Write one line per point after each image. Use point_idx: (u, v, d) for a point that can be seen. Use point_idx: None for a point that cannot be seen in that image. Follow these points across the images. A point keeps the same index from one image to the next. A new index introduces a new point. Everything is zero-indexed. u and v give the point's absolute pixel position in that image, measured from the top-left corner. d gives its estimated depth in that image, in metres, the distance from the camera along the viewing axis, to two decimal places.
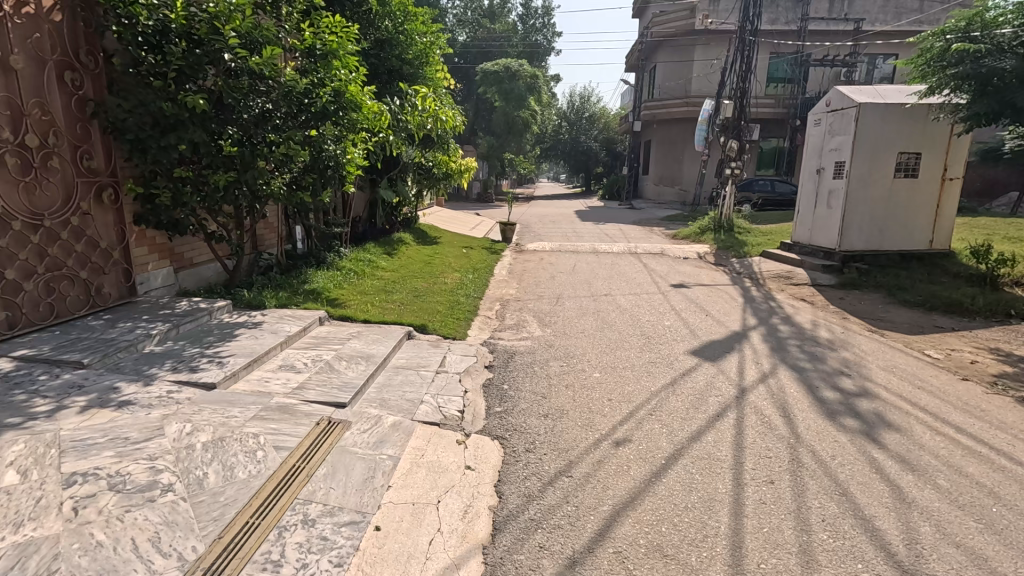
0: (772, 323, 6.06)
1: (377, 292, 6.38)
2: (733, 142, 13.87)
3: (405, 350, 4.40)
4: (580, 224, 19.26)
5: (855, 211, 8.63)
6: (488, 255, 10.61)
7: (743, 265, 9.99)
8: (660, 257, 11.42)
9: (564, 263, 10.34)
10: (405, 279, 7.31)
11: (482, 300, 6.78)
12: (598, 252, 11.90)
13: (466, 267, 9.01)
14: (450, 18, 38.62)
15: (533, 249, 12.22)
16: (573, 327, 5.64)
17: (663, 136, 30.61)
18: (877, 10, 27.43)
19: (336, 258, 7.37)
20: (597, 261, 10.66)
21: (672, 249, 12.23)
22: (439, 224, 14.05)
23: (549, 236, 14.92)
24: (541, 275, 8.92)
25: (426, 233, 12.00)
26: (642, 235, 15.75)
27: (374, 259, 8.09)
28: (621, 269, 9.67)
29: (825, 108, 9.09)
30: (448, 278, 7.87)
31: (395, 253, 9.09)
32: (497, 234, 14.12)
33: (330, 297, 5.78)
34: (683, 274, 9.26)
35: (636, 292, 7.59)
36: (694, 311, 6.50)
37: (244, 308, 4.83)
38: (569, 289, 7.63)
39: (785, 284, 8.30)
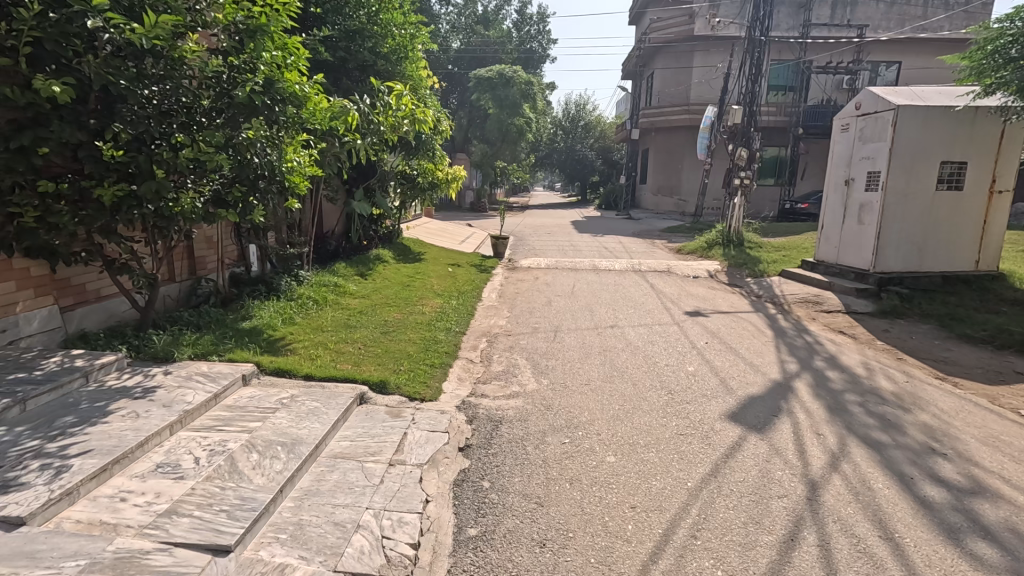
0: (817, 368, 4.98)
1: (336, 329, 5.25)
2: (742, 150, 12.92)
3: (352, 425, 3.27)
4: (578, 236, 18.21)
5: (892, 227, 7.60)
6: (478, 275, 9.50)
7: (762, 286, 8.93)
8: (667, 276, 10.36)
9: (562, 283, 9.24)
10: (375, 309, 6.19)
11: (464, 335, 5.66)
12: (599, 270, 10.82)
13: (451, 291, 7.88)
14: (444, 24, 37.79)
15: (528, 266, 11.13)
16: (577, 376, 4.53)
17: (662, 144, 29.76)
18: (880, 17, 26.71)
19: (293, 283, 6.26)
20: (598, 281, 9.58)
21: (678, 267, 11.17)
22: (426, 237, 12.95)
23: (544, 250, 13.85)
24: (536, 300, 7.82)
25: (409, 249, 10.90)
26: (644, 249, 14.71)
27: (342, 283, 6.95)
28: (626, 291, 8.61)
29: (855, 112, 8.11)
30: (428, 306, 6.74)
31: (371, 275, 7.97)
32: (488, 248, 13.04)
33: (273, 339, 4.63)
34: (695, 298, 8.19)
35: (646, 322, 6.51)
36: (719, 351, 5.41)
37: (147, 361, 3.70)
38: (569, 319, 6.52)
39: (816, 312, 7.25)
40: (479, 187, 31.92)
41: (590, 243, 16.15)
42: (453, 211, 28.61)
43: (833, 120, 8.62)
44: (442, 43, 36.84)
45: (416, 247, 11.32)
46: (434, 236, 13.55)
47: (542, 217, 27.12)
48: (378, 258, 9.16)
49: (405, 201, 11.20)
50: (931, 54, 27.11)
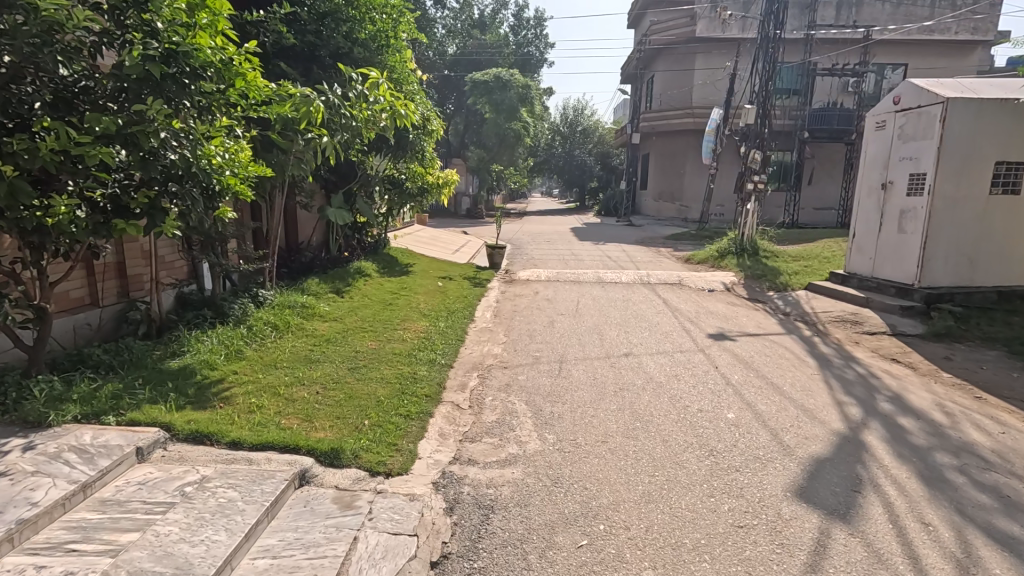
0: (885, 412, 4.05)
1: (294, 365, 4.30)
2: (756, 152, 12.08)
3: (281, 527, 2.31)
4: (578, 244, 17.32)
5: (940, 236, 6.71)
6: (469, 289, 8.58)
7: (788, 302, 8.01)
8: (679, 290, 9.45)
9: (564, 299, 8.32)
10: (346, 336, 5.25)
11: (451, 370, 4.73)
12: (604, 283, 9.91)
13: (438, 309, 6.96)
14: (439, 28, 37.09)
15: (526, 278, 10.21)
16: (589, 430, 3.59)
17: (663, 148, 29.08)
18: (887, 18, 26.02)
19: (249, 306, 5.29)
20: (605, 296, 8.66)
21: (690, 278, 10.26)
22: (416, 247, 12.02)
23: (543, 260, 12.94)
24: (536, 319, 6.89)
25: (397, 260, 9.97)
26: (650, 258, 13.81)
27: (311, 303, 6.00)
28: (637, 307, 7.69)
29: (892, 107, 7.24)
30: (409, 329, 5.81)
31: (348, 292, 7.02)
32: (484, 259, 12.12)
33: (206, 384, 3.67)
34: (716, 316, 7.27)
35: (665, 349, 5.58)
36: (758, 388, 4.47)
37: (10, 429, 2.71)
38: (575, 346, 5.58)
39: (857, 334, 6.33)
40: (476, 193, 31.11)
41: (592, 251, 15.26)
42: (449, 218, 27.73)
43: (865, 117, 7.76)
44: (438, 47, 36.11)
45: (404, 258, 10.37)
46: (426, 245, 12.63)
47: (541, 224, 26.25)
48: (360, 270, 8.21)
49: (392, 207, 10.25)
50: (938, 56, 26.48)
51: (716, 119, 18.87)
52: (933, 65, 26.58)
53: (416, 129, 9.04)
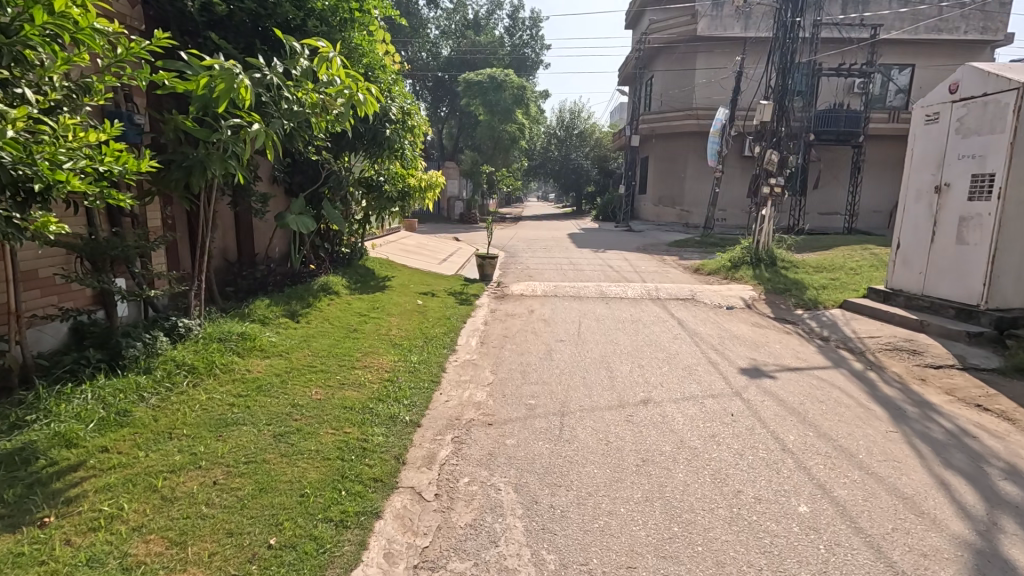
0: (1013, 500, 2.93)
1: (200, 431, 3.15)
2: (773, 153, 11.01)
3: None
4: (576, 252, 16.22)
5: (1011, 248, 5.64)
6: (454, 308, 7.43)
7: (823, 324, 6.91)
8: (693, 306, 8.33)
9: (563, 319, 7.20)
10: (287, 381, 4.09)
11: (416, 431, 3.58)
12: (608, 298, 8.80)
13: (412, 335, 5.79)
14: (433, 28, 36.01)
15: (519, 292, 9.08)
16: (608, 544, 2.46)
17: (663, 151, 28.14)
18: (894, 18, 25.19)
19: (162, 341, 4.12)
20: (610, 315, 7.54)
21: (703, 293, 9.15)
22: (399, 256, 10.90)
23: (539, 271, 11.84)
24: (531, 347, 5.77)
25: (374, 273, 8.84)
26: (655, 268, 12.72)
27: (253, 332, 4.83)
28: (649, 331, 6.56)
29: (948, 96, 6.19)
30: (371, 366, 4.65)
31: (306, 315, 5.86)
32: (473, 269, 11.00)
33: (48, 476, 2.54)
34: (744, 342, 6.16)
35: (691, 393, 4.45)
36: (826, 457, 3.36)
37: None
38: (579, 389, 4.45)
39: (919, 368, 5.23)
40: (469, 197, 29.98)
41: (591, 260, 14.15)
42: (441, 223, 26.60)
43: (912, 108, 6.72)
44: (431, 48, 35.13)
45: (382, 270, 9.25)
46: (409, 253, 11.48)
47: (537, 230, 25.16)
48: (326, 286, 7.07)
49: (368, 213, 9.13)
50: (946, 56, 25.64)
51: (722, 120, 17.89)
52: (941, 65, 25.72)
53: (393, 125, 7.93)
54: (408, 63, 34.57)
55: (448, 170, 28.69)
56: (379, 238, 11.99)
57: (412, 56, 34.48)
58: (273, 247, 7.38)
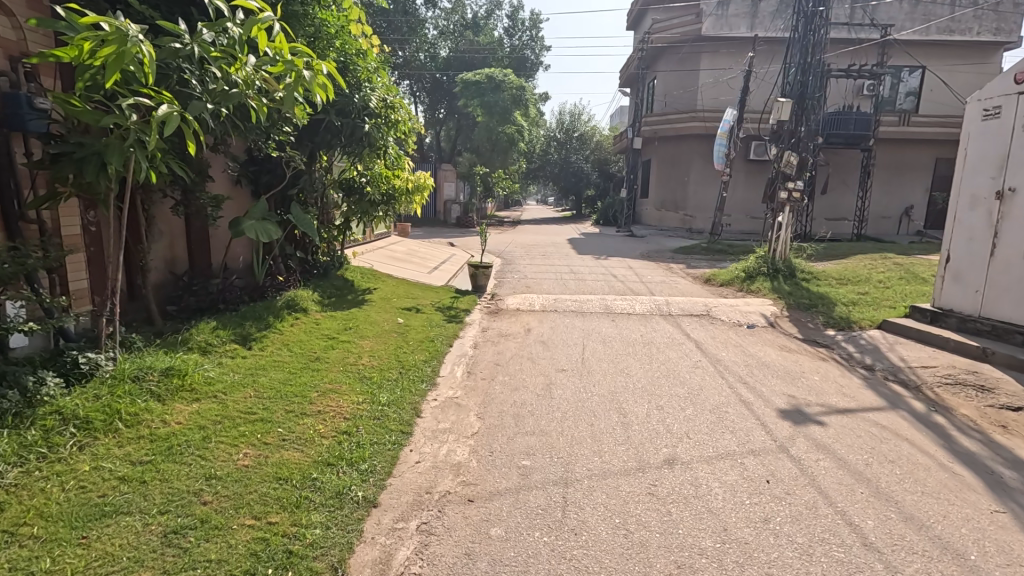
0: None
1: (57, 531, 2.25)
2: (792, 155, 10.12)
3: None
4: (577, 259, 15.34)
5: None
6: (439, 326, 6.54)
7: (862, 349, 6.02)
8: (710, 324, 7.44)
9: (563, 340, 6.30)
10: (210, 437, 3.18)
11: (369, 517, 2.66)
12: (613, 313, 7.91)
13: (385, 365, 4.87)
14: (430, 28, 35.23)
15: (516, 307, 8.19)
16: None
17: (666, 154, 27.38)
18: (904, 18, 24.44)
19: (51, 384, 3.19)
20: (617, 335, 6.65)
21: (719, 308, 8.26)
22: (385, 265, 10.02)
23: (538, 281, 10.94)
24: (527, 378, 4.89)
25: (354, 285, 7.95)
26: (662, 278, 11.83)
27: (183, 367, 3.91)
28: (664, 357, 5.67)
29: (1011, 87, 5.35)
30: (326, 411, 3.73)
31: (260, 342, 4.95)
32: (465, 280, 10.11)
33: None
34: (776, 372, 5.26)
35: (726, 450, 3.55)
36: (928, 560, 2.46)
37: None
38: (585, 444, 3.56)
39: (993, 410, 4.35)
40: (466, 200, 29.10)
41: (593, 268, 13.27)
42: (436, 227, 25.69)
43: (966, 103, 5.89)
44: (429, 49, 34.40)
45: (363, 280, 8.35)
46: (396, 261, 10.59)
47: (535, 234, 24.28)
48: (292, 301, 6.17)
49: (348, 216, 8.24)
50: (957, 58, 24.89)
51: (730, 121, 17.11)
52: (952, 67, 24.96)
53: (373, 119, 7.11)
54: (405, 64, 33.80)
55: (444, 172, 27.82)
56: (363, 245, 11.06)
57: (408, 57, 33.69)
58: (235, 257, 6.46)
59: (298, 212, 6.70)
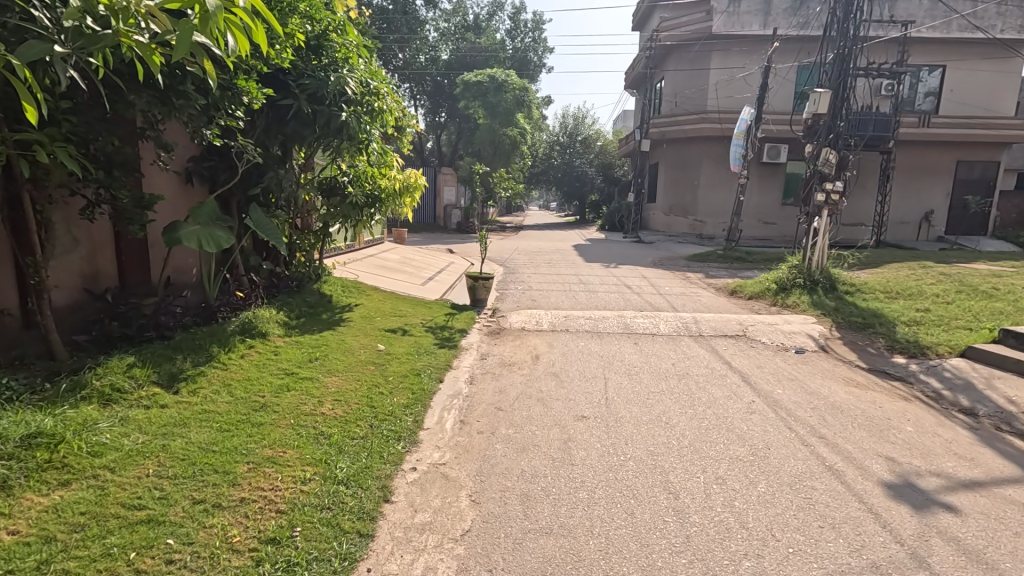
0: None
1: None
2: (831, 152, 9.01)
3: None
4: (584, 267, 14.22)
5: None
6: (426, 353, 5.41)
7: (949, 384, 4.87)
8: (750, 348, 6.28)
9: (578, 371, 5.17)
10: (50, 563, 2.05)
11: None
12: (634, 334, 6.77)
13: (352, 415, 3.72)
14: (430, 30, 34.26)
15: (521, 326, 7.07)
16: None
17: (674, 157, 26.39)
18: (924, 15, 23.38)
19: None
20: (644, 364, 5.52)
21: (756, 328, 7.10)
22: (374, 275, 8.93)
23: (544, 293, 9.81)
24: (537, 431, 3.75)
25: (333, 300, 6.85)
26: (681, 290, 10.69)
27: (56, 432, 2.79)
28: (708, 396, 4.52)
29: None
30: (251, 500, 2.59)
31: (190, 384, 3.81)
32: (463, 293, 8.99)
33: None
34: (855, 419, 4.12)
35: (837, 563, 2.40)
36: None
37: None
38: (629, 554, 2.43)
39: None
40: (467, 205, 28.04)
41: (603, 278, 12.12)
42: (435, 234, 24.57)
43: None
44: (429, 50, 33.43)
45: (343, 295, 7.22)
46: (384, 271, 9.47)
47: (539, 240, 23.17)
48: (247, 323, 5.07)
49: (325, 221, 7.14)
50: (980, 57, 23.81)
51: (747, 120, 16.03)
52: (974, 67, 23.88)
53: (351, 105, 6.08)
54: (404, 65, 32.82)
55: (445, 177, 26.77)
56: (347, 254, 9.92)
57: (408, 58, 32.72)
58: (183, 268, 5.37)
59: (257, 214, 5.60)
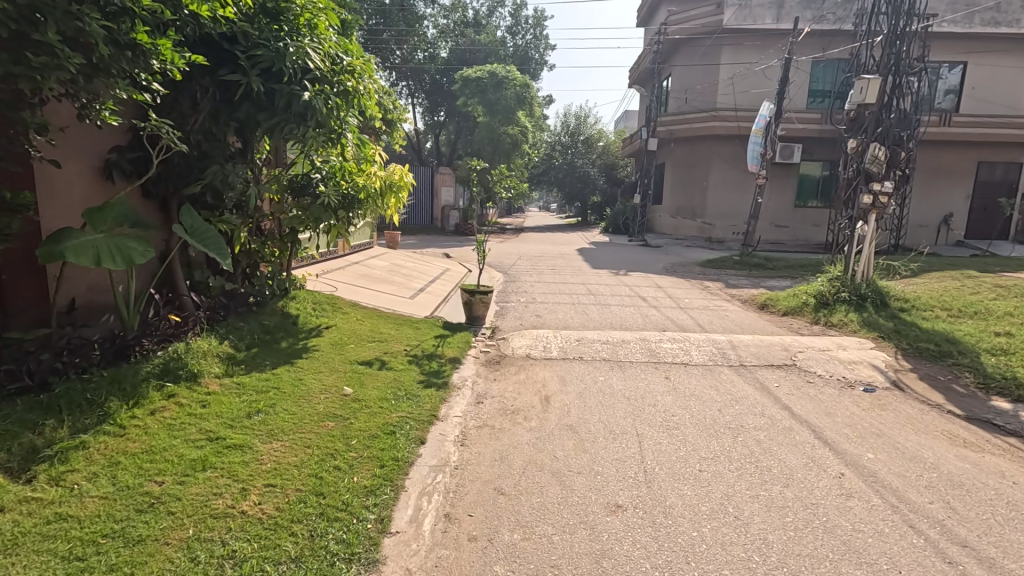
0: None
1: None
2: (881, 148, 7.88)
3: None
4: (592, 275, 13.10)
5: None
6: (406, 398, 4.22)
7: None
8: (806, 383, 5.14)
9: (601, 422, 4.02)
10: None
11: None
12: (662, 363, 5.64)
13: (285, 517, 2.55)
14: (429, 26, 33.13)
15: (526, 351, 5.93)
16: None
17: (682, 157, 25.32)
18: (946, 9, 22.25)
19: None
20: (683, 409, 4.38)
21: (806, 354, 5.96)
22: (356, 287, 7.81)
23: (550, 307, 8.69)
24: (554, 536, 2.61)
25: (301, 322, 5.70)
26: (704, 303, 9.57)
27: None
28: (778, 466, 3.39)
29: None
30: None
31: (55, 467, 2.64)
32: (458, 308, 7.86)
33: None
34: (990, 506, 2.99)
35: None
36: None
37: None
38: None
39: None
40: (466, 207, 26.92)
41: (614, 287, 11.00)
42: (432, 236, 23.44)
43: None
44: (428, 48, 32.36)
45: (313, 314, 6.07)
46: (367, 283, 8.31)
47: (542, 244, 22.06)
48: (172, 361, 3.92)
49: (290, 226, 5.97)
50: (1004, 53, 22.71)
51: (766, 116, 14.93)
52: (998, 63, 22.74)
53: (317, 85, 4.94)
54: (401, 62, 31.71)
55: (443, 177, 25.65)
56: (324, 262, 8.78)
57: (406, 56, 31.62)
58: (98, 289, 4.25)
59: (189, 218, 4.42)
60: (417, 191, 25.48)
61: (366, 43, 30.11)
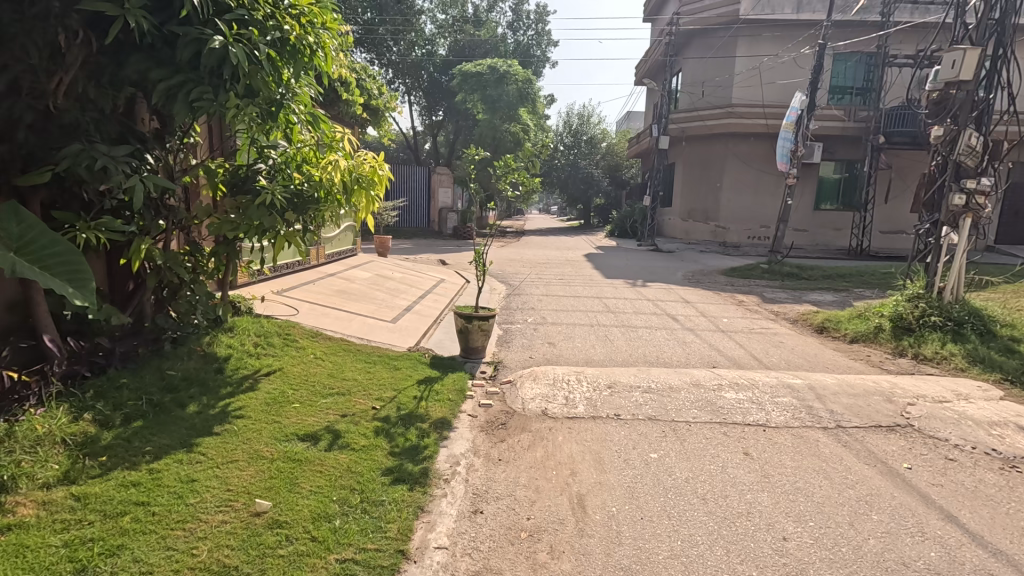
0: None
1: None
2: (974, 137, 6.39)
3: None
4: (606, 286, 11.55)
5: None
6: (358, 514, 2.63)
7: None
8: (947, 463, 3.58)
9: (675, 563, 2.46)
10: None
11: None
12: (731, 427, 4.05)
13: None
14: (427, 21, 31.57)
15: (541, 405, 4.36)
16: None
17: (694, 157, 23.79)
18: None
19: None
20: (797, 523, 2.81)
21: (920, 410, 4.39)
22: (325, 310, 6.25)
23: (565, 332, 7.12)
24: None
25: (233, 369, 4.11)
26: (746, 324, 8.02)
27: None
28: None
29: None
30: None
31: None
32: (452, 335, 6.30)
33: None
34: None
35: None
36: None
37: None
38: None
39: None
40: (464, 209, 25.33)
41: (635, 303, 9.45)
42: (428, 240, 21.84)
43: None
44: (425, 44, 30.84)
45: (253, 351, 4.48)
46: (335, 303, 6.71)
47: (545, 249, 20.47)
48: None
49: (214, 233, 4.33)
50: None
51: (797, 108, 13.41)
52: None
53: (239, 28, 3.41)
54: (398, 59, 30.19)
55: (440, 177, 24.09)
56: (283, 278, 7.16)
57: (402, 53, 30.12)
58: None
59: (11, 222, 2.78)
60: (412, 192, 23.88)
61: (361, 38, 28.59)
